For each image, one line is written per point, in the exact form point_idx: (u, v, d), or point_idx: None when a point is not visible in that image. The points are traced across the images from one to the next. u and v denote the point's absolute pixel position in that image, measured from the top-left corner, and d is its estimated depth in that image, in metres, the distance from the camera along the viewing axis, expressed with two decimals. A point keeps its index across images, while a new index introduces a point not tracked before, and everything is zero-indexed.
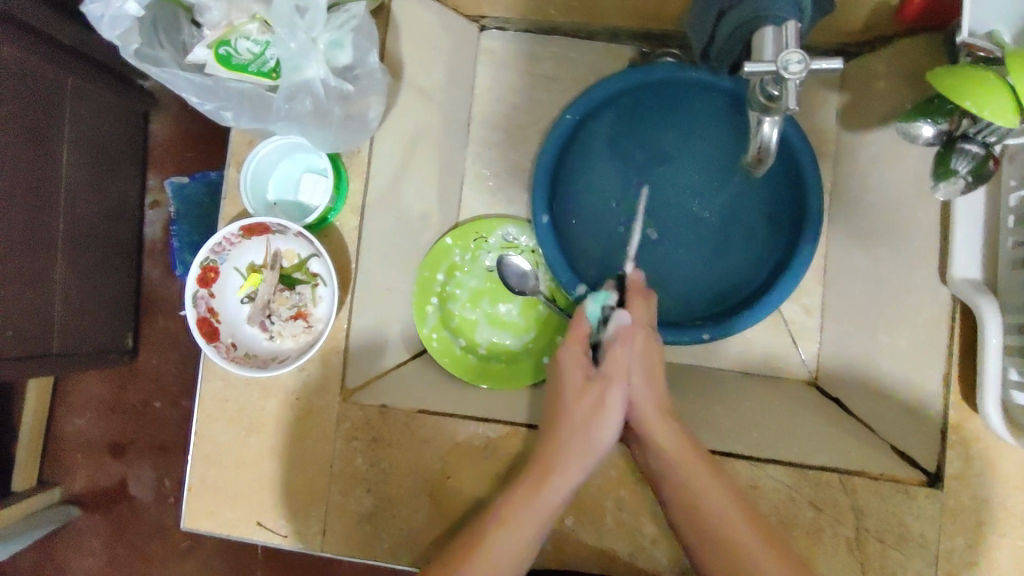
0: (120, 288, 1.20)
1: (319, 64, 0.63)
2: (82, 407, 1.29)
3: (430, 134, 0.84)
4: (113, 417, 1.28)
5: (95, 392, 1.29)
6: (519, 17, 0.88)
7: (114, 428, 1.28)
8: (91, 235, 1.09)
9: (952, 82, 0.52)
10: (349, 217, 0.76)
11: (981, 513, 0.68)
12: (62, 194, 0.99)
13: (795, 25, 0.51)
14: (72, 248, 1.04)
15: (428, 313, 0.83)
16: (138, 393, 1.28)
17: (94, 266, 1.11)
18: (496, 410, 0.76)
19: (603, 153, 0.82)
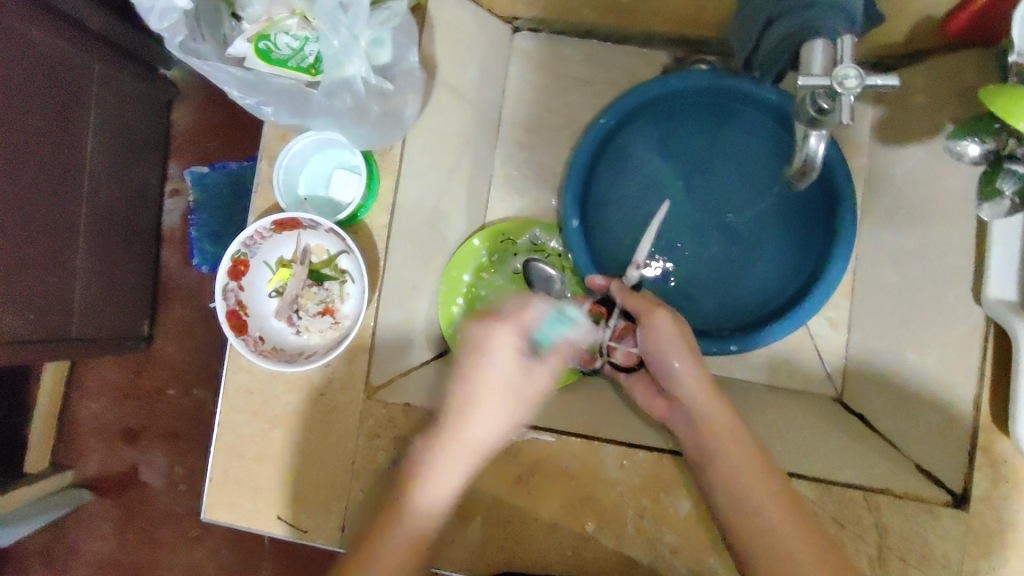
0: (138, 274, 1.21)
1: (361, 61, 0.63)
2: (96, 392, 1.30)
3: (461, 133, 0.84)
4: (127, 402, 1.29)
5: (110, 377, 1.30)
6: (554, 19, 0.88)
7: (128, 413, 1.29)
8: (113, 221, 1.10)
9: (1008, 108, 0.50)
10: (379, 214, 0.76)
11: (1008, 536, 0.67)
12: (86, 179, 1.00)
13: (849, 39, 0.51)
14: (94, 233, 1.04)
15: (454, 313, 0.84)
16: (152, 380, 1.29)
17: (114, 252, 1.11)
18: None
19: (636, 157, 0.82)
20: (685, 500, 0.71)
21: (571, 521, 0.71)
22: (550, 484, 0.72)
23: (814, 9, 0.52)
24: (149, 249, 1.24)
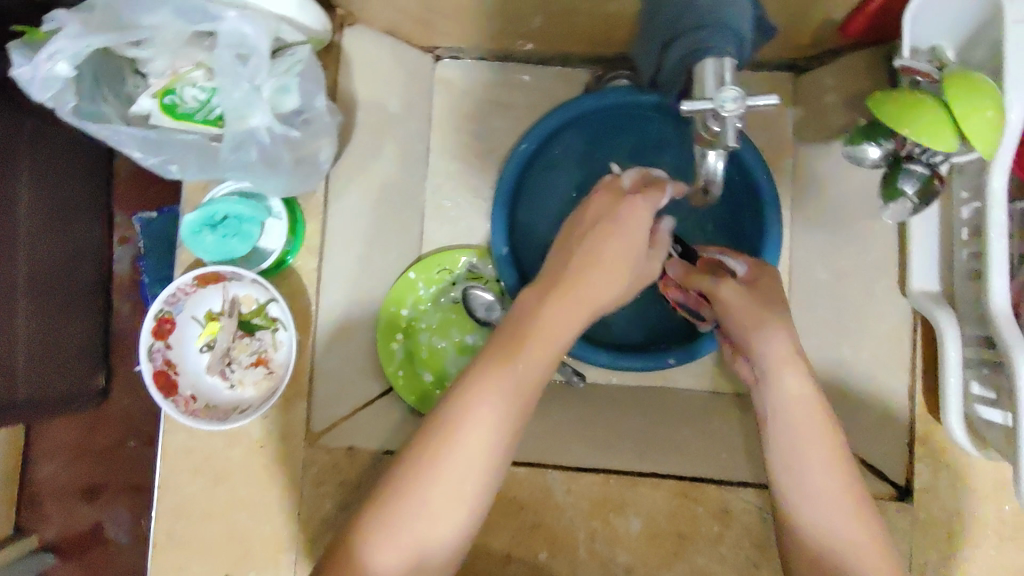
0: (87, 331, 1.13)
1: (264, 112, 0.61)
2: (51, 452, 1.26)
3: (387, 168, 0.83)
4: (82, 461, 1.25)
5: (62, 436, 1.26)
6: (472, 46, 0.87)
7: (85, 471, 1.25)
8: (55, 279, 1.02)
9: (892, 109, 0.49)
10: (307, 258, 0.76)
11: (950, 523, 0.69)
12: (21, 238, 0.91)
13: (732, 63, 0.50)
14: (36, 293, 0.96)
15: (393, 350, 0.83)
16: (109, 435, 1.25)
17: (59, 310, 1.03)
18: None
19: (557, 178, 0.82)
20: (636, 518, 0.70)
21: (524, 550, 0.71)
22: (500, 514, 0.71)
23: (705, 30, 0.51)
24: (97, 311, 1.16)
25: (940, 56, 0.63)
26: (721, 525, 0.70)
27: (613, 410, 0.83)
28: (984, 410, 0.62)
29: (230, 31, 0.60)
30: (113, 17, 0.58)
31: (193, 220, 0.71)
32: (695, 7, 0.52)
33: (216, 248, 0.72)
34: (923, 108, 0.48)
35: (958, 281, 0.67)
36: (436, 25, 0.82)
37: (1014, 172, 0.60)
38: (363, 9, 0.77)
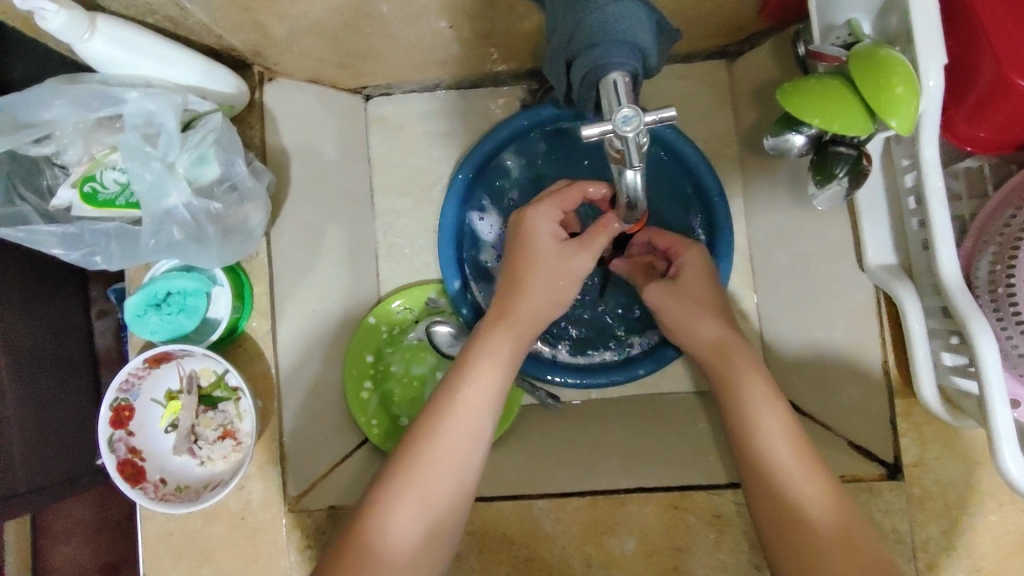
0: (62, 409, 0.78)
1: (180, 189, 0.62)
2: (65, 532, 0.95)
3: (331, 220, 0.81)
4: (100, 538, 0.96)
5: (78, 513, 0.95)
6: (400, 80, 0.85)
7: (105, 550, 0.97)
8: (39, 355, 0.77)
9: (799, 100, 0.52)
10: (260, 320, 0.74)
11: (947, 497, 0.66)
12: (37, 315, 0.77)
13: (622, 78, 0.49)
14: (28, 373, 0.74)
15: (364, 401, 0.81)
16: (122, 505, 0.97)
17: (48, 385, 0.77)
18: (509, 483, 0.74)
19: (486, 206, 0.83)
20: (629, 537, 0.68)
21: None
22: (492, 553, 0.69)
23: (599, 46, 0.50)
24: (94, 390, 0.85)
25: (857, 30, 0.61)
26: (716, 531, 0.68)
27: (595, 427, 0.82)
28: (961, 380, 0.61)
29: (135, 112, 0.61)
30: (13, 120, 0.60)
31: (136, 301, 0.71)
32: (585, 25, 0.51)
33: (162, 328, 0.71)
34: (821, 97, 0.51)
35: (914, 252, 0.65)
36: (357, 66, 0.80)
37: (945, 136, 0.61)
38: (279, 63, 0.75)
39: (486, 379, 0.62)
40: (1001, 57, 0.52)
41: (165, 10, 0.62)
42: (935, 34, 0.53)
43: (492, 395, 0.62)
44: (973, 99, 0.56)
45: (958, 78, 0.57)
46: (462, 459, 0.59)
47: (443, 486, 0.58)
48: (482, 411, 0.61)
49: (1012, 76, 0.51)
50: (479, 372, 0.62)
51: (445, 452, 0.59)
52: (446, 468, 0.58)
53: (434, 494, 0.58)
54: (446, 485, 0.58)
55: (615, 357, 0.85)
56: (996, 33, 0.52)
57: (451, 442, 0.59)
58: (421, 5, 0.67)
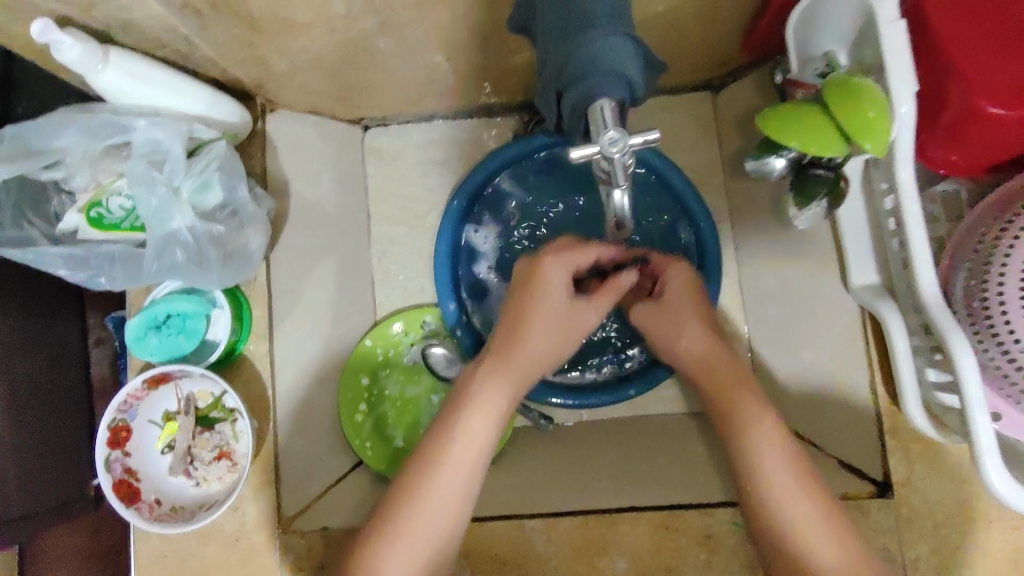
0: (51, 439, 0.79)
1: (183, 214, 0.65)
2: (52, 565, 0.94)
3: (329, 246, 0.83)
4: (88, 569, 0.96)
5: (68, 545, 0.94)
6: (396, 111, 0.88)
7: None
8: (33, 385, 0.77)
9: (778, 122, 0.54)
10: (259, 343, 0.76)
11: (936, 515, 0.67)
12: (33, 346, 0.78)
13: (611, 105, 0.52)
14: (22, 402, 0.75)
15: (359, 423, 0.82)
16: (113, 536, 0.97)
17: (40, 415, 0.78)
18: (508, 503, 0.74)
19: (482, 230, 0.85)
20: (620, 557, 0.69)
21: None
22: None
23: (589, 79, 0.52)
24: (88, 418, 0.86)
25: (834, 61, 0.64)
26: (707, 551, 0.68)
27: (589, 448, 0.83)
28: (943, 396, 0.62)
29: (142, 140, 0.64)
30: (25, 146, 0.63)
31: (137, 323, 0.72)
32: (576, 57, 0.53)
33: (162, 349, 0.73)
34: (801, 123, 0.54)
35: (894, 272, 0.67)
36: (355, 98, 0.82)
37: (918, 157, 0.63)
38: (280, 95, 0.78)
39: (480, 418, 0.62)
40: (970, 85, 0.54)
41: (174, 45, 0.65)
42: (906, 66, 0.55)
43: (484, 438, 0.61)
44: (944, 125, 0.58)
45: (929, 104, 0.59)
46: (456, 498, 0.60)
47: (436, 526, 0.59)
48: (476, 450, 0.61)
49: (981, 104, 0.53)
50: (467, 419, 0.61)
51: (440, 492, 0.59)
52: (439, 508, 0.59)
53: (426, 534, 0.59)
54: (439, 525, 0.59)
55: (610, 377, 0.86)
56: (966, 62, 0.54)
57: (446, 483, 0.60)
58: (418, 42, 0.69)
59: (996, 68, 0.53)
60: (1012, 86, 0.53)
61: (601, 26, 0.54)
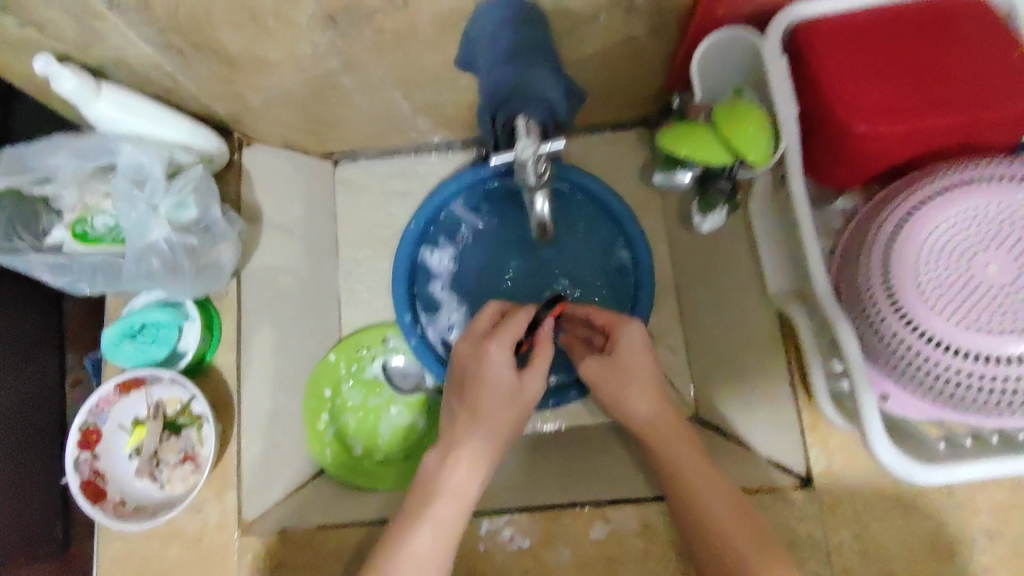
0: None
1: (160, 227, 0.72)
2: None
3: (297, 266, 0.90)
4: None
5: None
6: (363, 146, 0.97)
7: None
8: None
9: (673, 143, 0.64)
10: (226, 353, 0.80)
11: (854, 503, 0.72)
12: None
13: (525, 121, 0.60)
14: None
15: (321, 431, 0.87)
16: None
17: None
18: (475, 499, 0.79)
19: (438, 249, 0.91)
20: (564, 550, 0.73)
21: None
22: None
23: (514, 101, 0.65)
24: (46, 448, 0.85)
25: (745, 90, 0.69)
26: (644, 540, 0.72)
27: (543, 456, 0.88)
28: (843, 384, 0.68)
29: (127, 163, 0.72)
30: (21, 166, 0.71)
31: (113, 332, 0.78)
32: (505, 86, 0.66)
33: (136, 356, 0.79)
34: (695, 143, 0.63)
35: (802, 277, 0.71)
36: (325, 133, 0.91)
37: (810, 174, 0.69)
38: (255, 129, 0.86)
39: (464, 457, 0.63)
40: (846, 107, 0.60)
41: (159, 80, 0.74)
42: (785, 91, 0.63)
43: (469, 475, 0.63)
44: (824, 143, 0.64)
45: (811, 124, 0.65)
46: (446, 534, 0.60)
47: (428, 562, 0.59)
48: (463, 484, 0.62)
49: (855, 123, 0.60)
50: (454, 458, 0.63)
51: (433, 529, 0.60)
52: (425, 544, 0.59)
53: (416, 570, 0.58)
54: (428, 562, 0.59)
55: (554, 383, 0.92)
56: (835, 92, 0.61)
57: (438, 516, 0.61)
58: (378, 79, 0.78)
59: (861, 93, 0.60)
60: (883, 108, 0.60)
61: (520, 61, 0.64)
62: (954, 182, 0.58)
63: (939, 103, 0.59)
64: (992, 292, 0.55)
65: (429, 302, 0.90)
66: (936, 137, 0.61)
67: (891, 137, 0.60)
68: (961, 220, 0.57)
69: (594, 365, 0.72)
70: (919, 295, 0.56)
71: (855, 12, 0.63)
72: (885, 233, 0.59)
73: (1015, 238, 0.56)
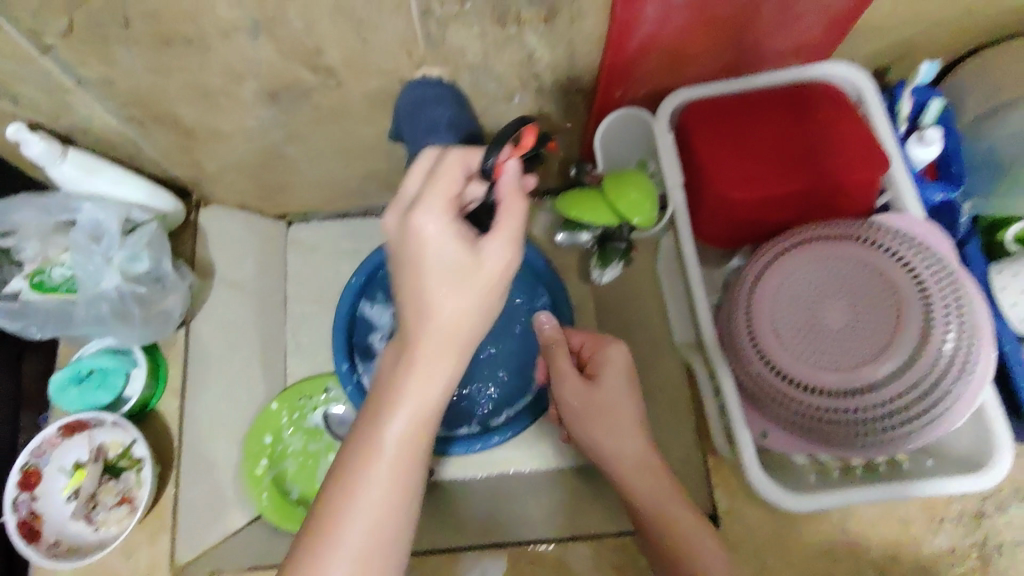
0: None
1: (112, 276, 0.79)
2: None
3: (246, 318, 0.95)
4: None
5: None
6: (315, 208, 1.04)
7: None
8: None
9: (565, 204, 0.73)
10: (171, 399, 0.86)
11: (755, 540, 0.77)
12: None
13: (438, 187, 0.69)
14: None
15: (259, 477, 0.89)
16: None
17: None
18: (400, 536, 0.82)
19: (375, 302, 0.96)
20: None
21: None
22: None
23: (427, 167, 0.69)
24: None
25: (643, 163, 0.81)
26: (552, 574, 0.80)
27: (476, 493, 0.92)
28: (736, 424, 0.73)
29: (86, 220, 0.79)
30: None
31: (61, 377, 0.82)
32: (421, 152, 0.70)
33: (81, 400, 0.83)
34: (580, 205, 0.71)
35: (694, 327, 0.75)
36: (278, 196, 0.99)
37: (696, 235, 0.77)
38: (212, 192, 0.94)
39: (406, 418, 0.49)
40: (718, 175, 0.69)
41: (122, 147, 0.81)
42: (672, 162, 0.73)
43: (417, 434, 0.49)
44: (704, 206, 0.72)
45: (693, 190, 0.74)
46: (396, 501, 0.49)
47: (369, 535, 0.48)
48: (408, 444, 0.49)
49: (726, 190, 0.68)
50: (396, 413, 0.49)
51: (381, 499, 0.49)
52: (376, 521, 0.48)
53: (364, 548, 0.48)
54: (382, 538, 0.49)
55: (474, 431, 0.91)
56: (710, 160, 0.69)
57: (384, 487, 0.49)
58: (323, 148, 0.86)
59: (731, 164, 0.69)
60: (746, 176, 0.68)
61: (437, 133, 0.70)
62: (807, 239, 0.66)
63: (793, 171, 0.68)
64: (834, 333, 0.63)
65: (365, 353, 0.94)
66: (797, 201, 0.70)
67: (757, 201, 0.69)
68: (810, 270, 0.65)
69: (577, 388, 0.68)
70: (777, 342, 0.63)
71: (731, 89, 0.74)
72: (745, 288, 0.66)
73: (851, 288, 0.64)
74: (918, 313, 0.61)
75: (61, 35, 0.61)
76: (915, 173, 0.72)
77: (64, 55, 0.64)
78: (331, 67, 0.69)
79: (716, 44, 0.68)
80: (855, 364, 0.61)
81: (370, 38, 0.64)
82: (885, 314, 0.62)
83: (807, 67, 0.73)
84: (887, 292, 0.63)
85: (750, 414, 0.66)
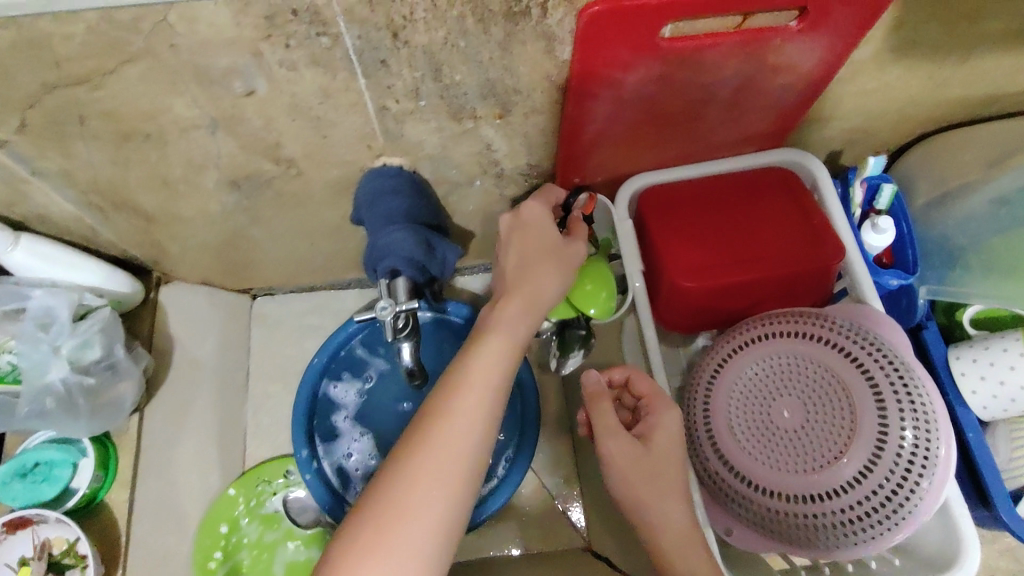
0: None
1: (60, 366, 0.76)
2: None
3: (206, 398, 0.93)
4: None
5: None
6: (281, 283, 1.03)
7: None
8: None
9: None
10: (120, 490, 0.82)
11: None
12: None
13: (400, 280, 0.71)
14: None
15: (211, 571, 0.87)
16: None
17: None
18: None
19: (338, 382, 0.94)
20: None
21: None
22: None
23: (385, 260, 0.71)
24: None
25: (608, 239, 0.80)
26: None
27: None
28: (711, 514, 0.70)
29: (37, 307, 0.76)
30: None
31: (4, 471, 0.79)
32: (376, 245, 0.72)
33: (22, 494, 0.79)
34: None
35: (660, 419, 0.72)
36: (244, 273, 0.98)
37: (656, 319, 0.77)
38: (175, 271, 0.93)
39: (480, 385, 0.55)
40: (673, 263, 0.70)
41: (81, 231, 0.80)
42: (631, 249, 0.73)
43: (488, 400, 0.54)
44: (663, 294, 0.73)
45: (652, 277, 0.74)
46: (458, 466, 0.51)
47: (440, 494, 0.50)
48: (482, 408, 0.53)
49: (680, 280, 0.68)
50: (475, 373, 0.55)
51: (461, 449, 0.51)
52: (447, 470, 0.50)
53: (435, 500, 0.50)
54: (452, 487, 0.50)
55: None
56: (665, 251, 0.70)
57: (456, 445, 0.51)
58: (288, 230, 0.86)
59: (686, 254, 0.70)
60: (701, 265, 0.69)
61: (392, 224, 0.70)
62: (761, 335, 0.67)
63: (746, 260, 0.69)
64: (790, 434, 0.63)
65: (326, 437, 0.91)
66: (754, 287, 0.70)
67: (712, 290, 0.69)
68: (764, 368, 0.66)
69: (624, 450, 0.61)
70: (734, 446, 0.64)
71: (688, 177, 0.75)
72: (702, 389, 0.68)
73: (805, 387, 0.64)
74: (872, 414, 0.60)
75: (17, 131, 0.60)
76: (871, 259, 0.73)
77: (21, 149, 0.62)
78: (292, 159, 0.69)
79: (668, 135, 0.70)
80: (812, 465, 0.61)
81: (329, 132, 0.65)
82: (839, 415, 0.62)
83: (758, 154, 0.74)
84: (840, 392, 0.62)
85: (714, 511, 0.66)
